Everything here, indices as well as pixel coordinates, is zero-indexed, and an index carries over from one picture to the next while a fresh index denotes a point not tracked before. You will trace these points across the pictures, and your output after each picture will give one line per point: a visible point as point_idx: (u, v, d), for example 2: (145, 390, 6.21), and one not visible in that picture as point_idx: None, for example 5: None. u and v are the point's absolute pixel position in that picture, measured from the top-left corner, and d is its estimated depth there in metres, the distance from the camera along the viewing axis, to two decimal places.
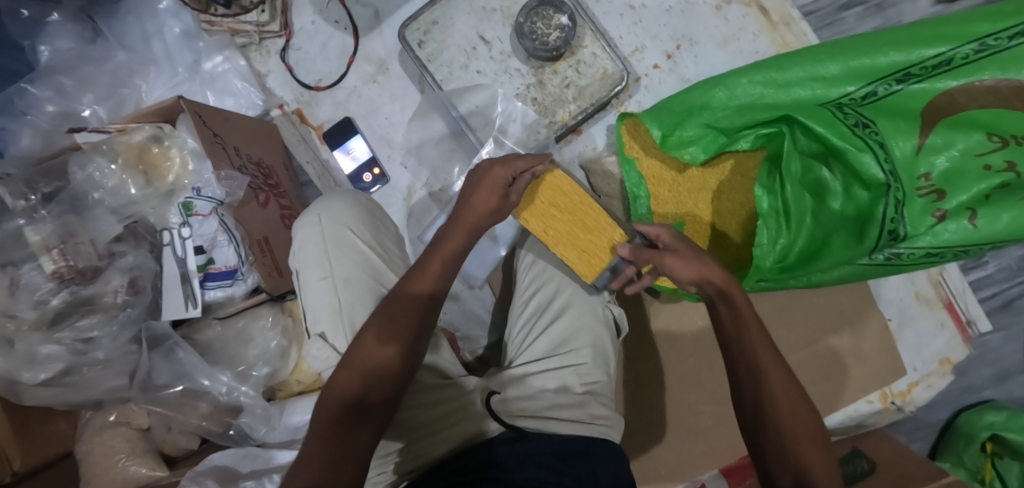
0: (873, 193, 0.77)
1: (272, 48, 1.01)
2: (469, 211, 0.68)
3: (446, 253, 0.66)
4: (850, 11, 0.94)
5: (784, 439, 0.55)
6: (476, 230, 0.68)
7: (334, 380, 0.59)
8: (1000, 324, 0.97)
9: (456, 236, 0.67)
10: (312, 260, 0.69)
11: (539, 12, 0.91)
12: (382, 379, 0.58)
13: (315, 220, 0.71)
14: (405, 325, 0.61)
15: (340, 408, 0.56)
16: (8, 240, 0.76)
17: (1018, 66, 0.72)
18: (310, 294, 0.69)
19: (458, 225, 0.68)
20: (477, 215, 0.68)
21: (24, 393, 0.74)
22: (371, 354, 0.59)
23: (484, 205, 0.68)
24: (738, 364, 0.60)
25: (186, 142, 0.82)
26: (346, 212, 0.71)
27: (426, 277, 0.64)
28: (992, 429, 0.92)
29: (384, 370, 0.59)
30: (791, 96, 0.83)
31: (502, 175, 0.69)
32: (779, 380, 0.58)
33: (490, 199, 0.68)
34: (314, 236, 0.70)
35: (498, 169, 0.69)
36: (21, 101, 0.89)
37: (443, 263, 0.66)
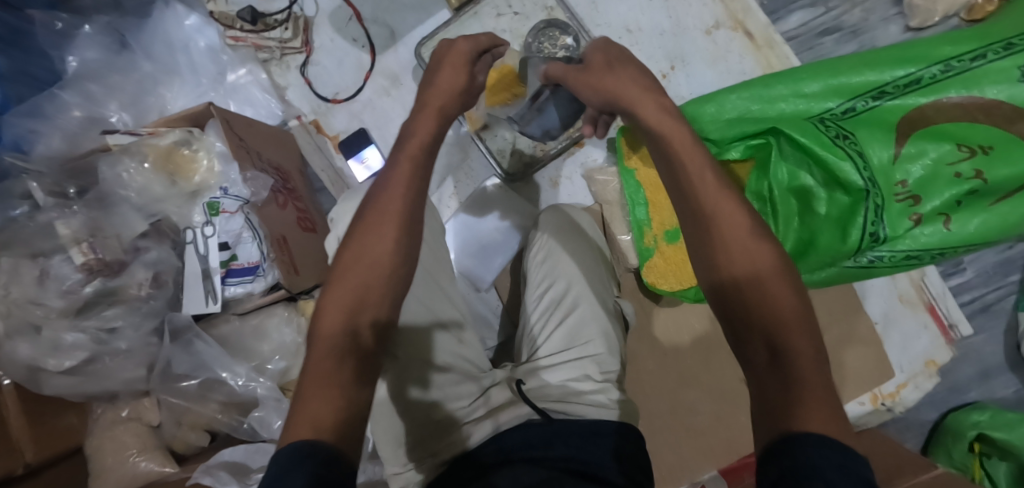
0: (853, 197, 0.82)
1: (293, 63, 1.08)
2: (432, 96, 0.64)
3: (420, 141, 0.60)
4: (828, 37, 1.03)
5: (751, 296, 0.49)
6: (443, 114, 0.64)
7: (318, 319, 0.52)
8: (980, 327, 1.03)
9: (416, 137, 0.60)
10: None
11: (547, 33, 0.97)
12: (371, 300, 0.53)
13: None
14: (381, 237, 0.54)
15: (333, 345, 0.50)
16: (37, 232, 0.80)
17: (982, 84, 0.79)
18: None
19: (425, 110, 0.63)
20: (441, 96, 0.64)
21: (45, 381, 0.78)
22: (359, 278, 0.53)
23: (452, 78, 0.65)
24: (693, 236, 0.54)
25: (214, 145, 0.86)
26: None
27: (400, 180, 0.57)
28: (978, 428, 0.96)
29: (372, 292, 0.53)
30: (776, 111, 0.89)
31: (466, 49, 0.67)
32: (742, 275, 0.50)
33: (456, 71, 0.66)
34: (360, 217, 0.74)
35: (461, 44, 0.67)
36: (51, 105, 0.92)
37: (414, 162, 0.59)
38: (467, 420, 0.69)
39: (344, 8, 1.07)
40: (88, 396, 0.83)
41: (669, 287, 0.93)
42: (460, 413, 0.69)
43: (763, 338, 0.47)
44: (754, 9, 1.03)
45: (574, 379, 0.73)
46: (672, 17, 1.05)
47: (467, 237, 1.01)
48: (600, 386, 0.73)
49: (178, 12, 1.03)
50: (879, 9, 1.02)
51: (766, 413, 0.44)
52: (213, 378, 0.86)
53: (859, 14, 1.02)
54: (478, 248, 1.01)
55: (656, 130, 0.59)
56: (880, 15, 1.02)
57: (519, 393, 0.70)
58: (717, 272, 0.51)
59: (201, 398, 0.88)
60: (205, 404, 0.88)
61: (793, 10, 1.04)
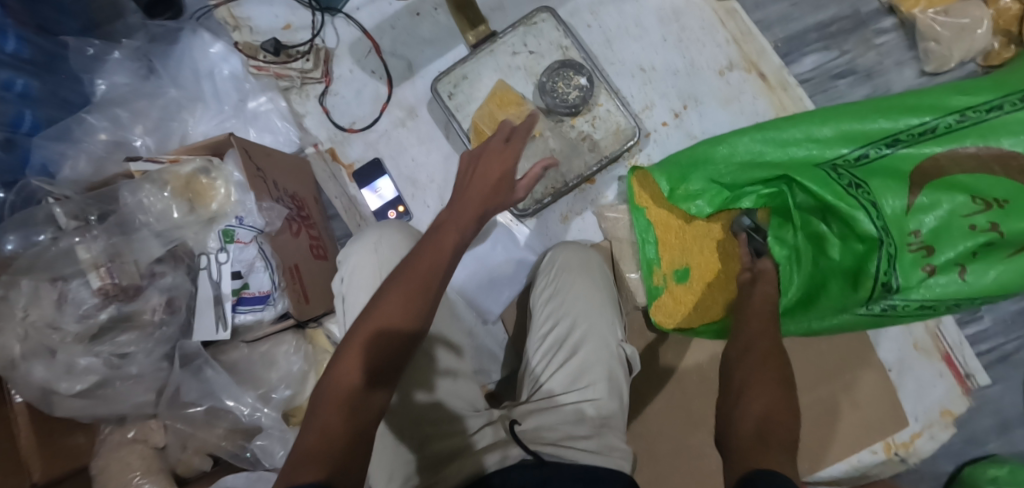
0: (866, 245, 0.79)
1: (312, 92, 1.11)
2: (471, 192, 0.66)
3: (465, 219, 0.64)
4: (842, 80, 1.03)
5: (748, 390, 0.65)
6: (483, 218, 0.65)
7: (342, 356, 0.56)
8: (998, 377, 1.00)
9: (465, 215, 0.64)
10: (366, 286, 0.73)
11: (561, 73, 0.99)
12: (395, 346, 0.57)
13: (372, 246, 0.75)
14: (412, 284, 0.58)
15: (354, 379, 0.54)
16: (58, 257, 0.82)
17: (998, 136, 0.79)
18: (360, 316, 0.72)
19: (465, 200, 0.65)
20: (483, 203, 0.65)
21: (57, 403, 0.80)
22: (386, 313, 0.57)
23: (486, 191, 0.66)
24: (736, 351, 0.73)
25: (231, 175, 0.87)
26: (397, 237, 0.76)
27: (447, 245, 0.62)
28: (996, 484, 0.93)
29: (398, 338, 0.57)
30: (788, 155, 0.89)
31: (510, 160, 0.68)
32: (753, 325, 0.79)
33: (494, 191, 0.66)
34: (369, 261, 0.74)
35: (506, 154, 0.69)
36: (80, 128, 0.96)
37: (459, 236, 0.63)
38: (480, 447, 0.70)
39: (364, 40, 1.10)
40: (97, 418, 0.84)
41: (678, 324, 0.96)
42: (475, 439, 0.70)
43: (760, 407, 0.62)
44: (767, 50, 1.04)
45: (568, 423, 0.73)
46: (686, 57, 1.06)
47: (478, 268, 1.02)
48: (596, 432, 0.72)
49: (204, 40, 1.06)
50: (894, 53, 1.02)
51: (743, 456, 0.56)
52: (219, 406, 0.88)
53: (873, 57, 1.03)
54: (488, 280, 1.03)
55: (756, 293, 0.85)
56: (895, 60, 1.02)
57: (511, 435, 0.70)
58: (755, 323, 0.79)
59: (207, 424, 0.89)
60: (210, 430, 0.89)
61: (807, 52, 1.04)
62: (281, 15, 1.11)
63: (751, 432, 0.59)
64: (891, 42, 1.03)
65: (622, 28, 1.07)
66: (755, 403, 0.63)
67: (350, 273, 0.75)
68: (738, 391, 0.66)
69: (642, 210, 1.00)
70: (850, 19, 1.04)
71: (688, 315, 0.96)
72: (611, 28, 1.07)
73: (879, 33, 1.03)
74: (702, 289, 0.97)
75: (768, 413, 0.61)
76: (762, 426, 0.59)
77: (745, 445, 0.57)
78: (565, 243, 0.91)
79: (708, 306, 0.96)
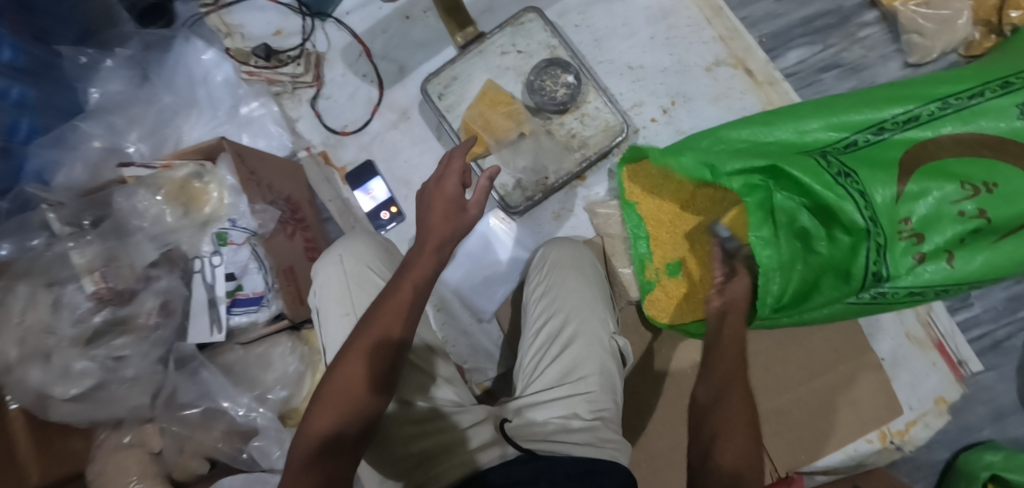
0: (854, 237, 0.81)
1: (304, 97, 1.12)
2: (432, 227, 0.65)
3: (428, 254, 0.64)
4: (828, 73, 1.04)
5: (727, 437, 0.58)
6: (441, 254, 0.65)
7: (329, 377, 0.59)
8: (991, 364, 1.01)
9: (424, 256, 0.64)
10: (334, 298, 0.73)
11: (548, 72, 1.00)
12: (375, 370, 0.59)
13: (338, 259, 0.76)
14: (401, 298, 0.61)
15: (347, 383, 0.58)
16: (53, 261, 0.83)
17: (979, 120, 0.81)
18: (331, 327, 0.72)
19: (427, 232, 0.65)
20: (438, 239, 0.64)
21: (53, 408, 0.80)
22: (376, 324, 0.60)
23: (441, 231, 0.65)
24: (710, 380, 0.63)
25: (225, 178, 0.88)
26: (363, 249, 0.77)
27: (432, 256, 0.64)
28: (992, 469, 0.93)
29: (380, 360, 0.59)
30: (775, 148, 0.91)
31: (453, 189, 0.67)
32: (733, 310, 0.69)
33: (448, 222, 0.65)
34: (335, 275, 0.75)
35: (448, 184, 0.67)
36: (74, 135, 0.97)
37: (416, 285, 0.62)
38: (474, 445, 0.70)
39: (354, 45, 1.11)
40: (94, 422, 0.84)
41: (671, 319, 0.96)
42: (469, 435, 0.71)
43: (733, 459, 0.57)
44: (753, 46, 1.05)
45: (561, 417, 0.73)
46: (675, 55, 1.07)
47: (472, 268, 1.05)
48: (588, 425, 0.72)
49: (197, 47, 1.07)
50: (879, 46, 1.04)
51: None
52: (215, 407, 0.88)
53: (858, 51, 1.04)
54: (482, 280, 1.04)
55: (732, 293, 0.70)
56: (879, 52, 1.03)
57: (502, 432, 0.71)
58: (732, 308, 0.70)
59: (204, 426, 0.88)
60: (207, 431, 0.88)
61: (791, 47, 1.06)
62: (273, 21, 1.12)
63: (727, 481, 0.55)
64: (875, 36, 1.04)
65: (611, 28, 1.09)
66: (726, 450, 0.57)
67: (321, 290, 0.75)
68: (715, 439, 0.59)
69: (633, 206, 1.01)
70: (835, 14, 1.05)
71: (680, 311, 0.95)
72: (600, 28, 1.09)
73: (862, 26, 1.04)
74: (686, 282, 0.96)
75: (742, 464, 0.56)
76: (737, 484, 0.54)
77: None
78: (560, 239, 0.91)
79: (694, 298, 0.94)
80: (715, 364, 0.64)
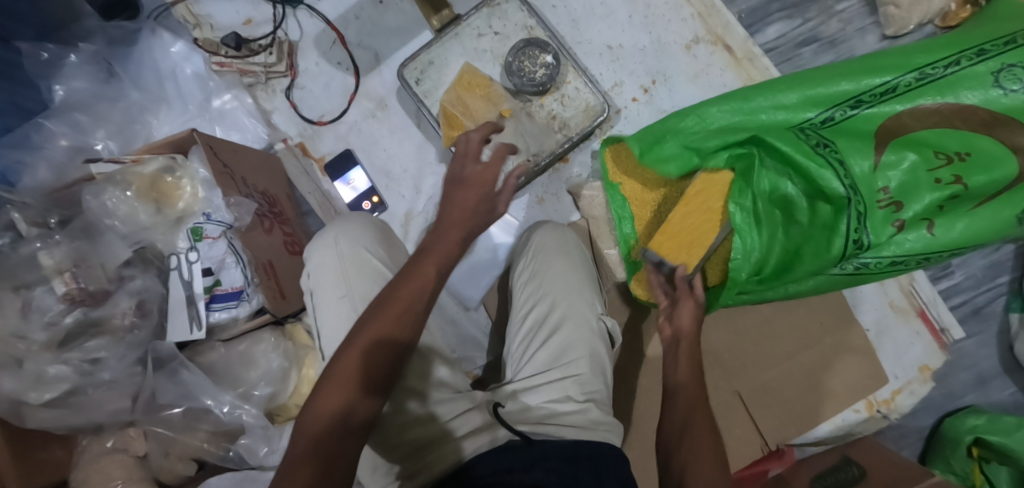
0: (835, 206, 0.81)
1: (278, 87, 1.09)
2: (448, 221, 0.66)
3: (440, 254, 0.64)
4: (806, 47, 1.04)
5: (700, 467, 0.61)
6: (467, 243, 0.66)
7: (333, 367, 0.58)
8: (972, 331, 1.02)
9: (444, 247, 0.64)
10: (330, 279, 0.72)
11: (527, 52, 0.98)
12: (379, 371, 0.58)
13: (332, 241, 0.74)
14: (412, 293, 0.60)
15: (351, 378, 0.57)
16: (20, 265, 0.79)
17: (956, 91, 0.81)
18: (329, 310, 0.71)
19: (447, 224, 0.65)
20: (462, 230, 0.65)
21: (28, 415, 0.75)
22: (386, 320, 0.59)
23: (463, 224, 0.66)
24: (676, 413, 0.67)
25: (197, 172, 0.86)
26: (358, 232, 0.75)
27: (449, 248, 0.64)
28: (975, 433, 0.95)
29: (383, 360, 0.58)
30: (759, 121, 0.90)
31: (487, 182, 0.68)
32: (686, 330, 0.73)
33: (473, 215, 0.66)
34: (332, 256, 0.73)
35: (481, 176, 0.68)
36: (38, 135, 0.93)
37: (438, 269, 0.63)
38: (460, 433, 0.69)
39: (328, 32, 1.08)
40: (72, 429, 0.81)
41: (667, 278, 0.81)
42: (455, 426, 0.69)
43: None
44: (731, 22, 1.05)
45: (554, 400, 0.73)
46: (653, 33, 1.06)
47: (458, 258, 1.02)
48: (581, 407, 0.72)
49: (164, 40, 1.04)
50: (855, 19, 1.04)
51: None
52: (200, 407, 0.86)
53: (836, 24, 1.04)
54: (468, 268, 1.02)
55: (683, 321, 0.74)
56: (856, 25, 1.04)
57: (495, 417, 0.70)
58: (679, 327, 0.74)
59: (188, 428, 0.87)
60: (191, 433, 0.87)
61: (771, 22, 1.05)
62: (241, 10, 1.09)
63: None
64: (851, 9, 1.04)
65: (588, 8, 1.07)
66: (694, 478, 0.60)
67: (316, 273, 0.73)
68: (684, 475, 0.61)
69: (616, 187, 1.00)
70: None
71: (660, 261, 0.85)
72: (577, 8, 1.07)
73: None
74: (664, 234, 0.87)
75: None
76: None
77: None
78: (544, 224, 0.90)
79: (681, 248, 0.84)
80: (681, 390, 0.68)
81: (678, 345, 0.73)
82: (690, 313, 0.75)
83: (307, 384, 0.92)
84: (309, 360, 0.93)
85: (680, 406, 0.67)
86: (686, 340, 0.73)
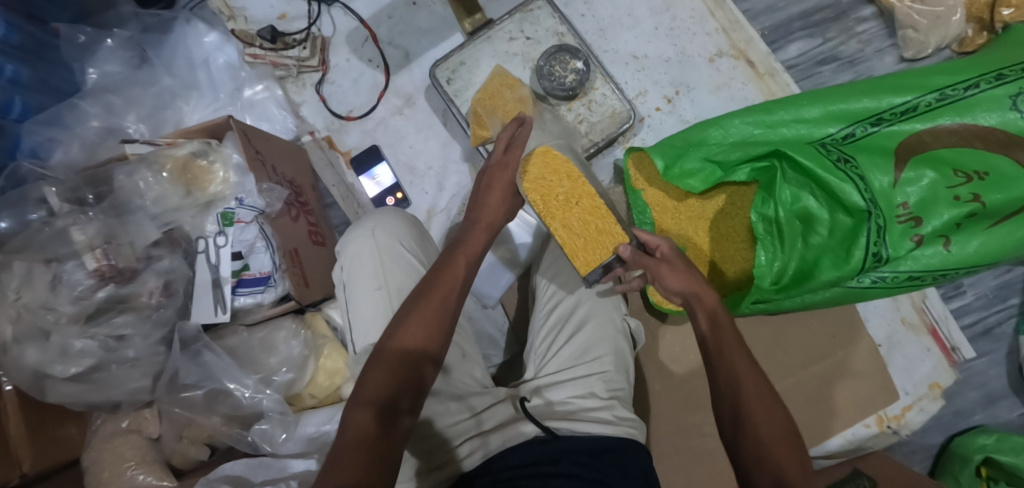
0: (855, 218, 0.84)
1: (309, 81, 1.10)
2: (483, 212, 0.70)
3: (468, 254, 0.67)
4: (826, 66, 1.07)
5: (766, 453, 0.55)
6: (492, 228, 0.70)
7: (371, 371, 0.58)
8: (982, 350, 1.04)
9: (476, 234, 0.69)
10: (367, 271, 0.74)
11: (558, 57, 1.00)
12: (412, 374, 0.58)
13: (369, 234, 0.76)
14: (444, 293, 0.62)
15: (385, 383, 0.56)
16: (51, 239, 0.80)
17: (974, 112, 0.83)
18: (364, 301, 0.73)
19: (482, 207, 0.70)
20: (492, 214, 0.70)
21: (50, 389, 0.77)
22: (419, 320, 0.60)
23: (495, 210, 0.71)
24: (720, 389, 0.61)
25: (231, 157, 0.86)
26: (394, 224, 0.78)
27: (482, 231, 0.69)
28: (984, 452, 0.95)
29: (412, 371, 0.58)
30: (779, 135, 0.92)
31: (509, 176, 0.71)
32: (690, 288, 0.67)
33: (502, 204, 0.71)
34: (368, 247, 0.75)
35: (503, 171, 0.71)
36: (71, 114, 0.95)
37: (468, 260, 0.66)
38: (471, 434, 0.69)
39: (360, 30, 1.10)
40: (90, 405, 0.81)
41: (612, 250, 0.68)
42: (483, 419, 0.71)
43: (769, 474, 0.53)
44: (755, 38, 1.08)
45: (579, 396, 0.73)
46: (677, 46, 1.09)
47: None
48: (605, 404, 0.73)
49: (198, 30, 1.04)
50: (874, 41, 1.07)
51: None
52: (220, 389, 0.85)
53: (856, 44, 1.07)
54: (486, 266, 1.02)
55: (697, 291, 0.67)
56: (876, 46, 1.06)
57: (523, 412, 0.71)
58: (685, 286, 0.67)
59: (206, 410, 0.86)
60: (208, 416, 0.86)
61: (793, 40, 1.08)
62: (276, 5, 1.11)
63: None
64: (871, 30, 1.07)
65: (615, 18, 1.10)
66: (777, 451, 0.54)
67: (348, 262, 0.76)
68: (749, 462, 0.55)
69: (639, 193, 1.01)
70: (833, 9, 1.08)
71: (587, 237, 0.69)
72: (604, 18, 1.10)
73: (860, 21, 1.07)
74: (563, 212, 0.70)
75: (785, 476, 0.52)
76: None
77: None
78: None
79: (590, 205, 0.70)
80: (725, 366, 0.61)
81: (697, 314, 0.66)
82: (678, 275, 0.67)
83: (323, 374, 0.92)
84: (327, 350, 0.93)
85: (720, 373, 0.61)
86: (708, 310, 0.66)
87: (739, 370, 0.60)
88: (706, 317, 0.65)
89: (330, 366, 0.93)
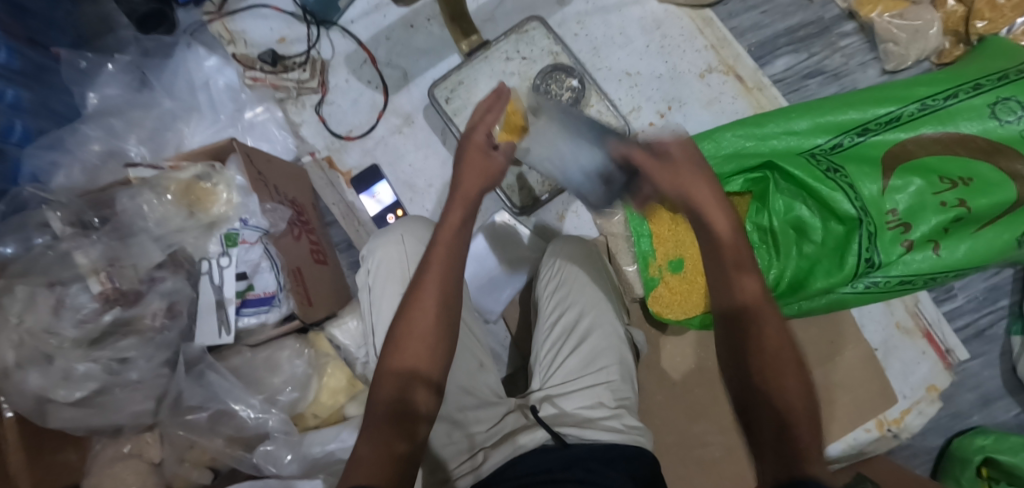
0: (846, 226, 0.86)
1: (308, 102, 1.12)
2: (462, 184, 0.65)
3: (449, 237, 0.63)
4: (812, 80, 1.11)
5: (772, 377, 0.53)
6: (471, 200, 0.65)
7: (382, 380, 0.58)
8: (975, 352, 1.06)
9: (455, 209, 0.64)
10: (396, 277, 0.75)
11: (554, 76, 1.04)
12: (419, 381, 0.58)
13: (399, 238, 0.78)
14: (436, 286, 0.61)
15: (392, 392, 0.57)
16: (55, 262, 0.80)
17: (956, 121, 0.86)
18: (385, 303, 0.75)
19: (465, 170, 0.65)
20: (467, 184, 0.65)
21: (52, 414, 0.77)
22: (416, 319, 0.59)
23: (473, 173, 0.65)
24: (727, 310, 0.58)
25: (234, 179, 0.86)
26: (423, 231, 0.79)
27: (463, 204, 0.64)
28: (984, 452, 0.97)
29: (417, 374, 0.58)
30: (770, 146, 0.94)
31: (481, 137, 0.67)
32: (695, 190, 0.62)
33: (476, 166, 0.66)
34: (396, 253, 0.77)
35: (476, 133, 0.67)
36: (72, 138, 0.95)
37: (451, 245, 0.63)
38: (484, 445, 0.72)
39: (359, 52, 1.12)
40: (92, 430, 0.81)
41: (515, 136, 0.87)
42: (477, 435, 0.72)
43: (774, 425, 0.51)
44: (742, 54, 1.11)
45: (586, 407, 0.74)
46: (668, 62, 1.12)
47: (477, 270, 1.03)
48: (614, 413, 0.74)
49: (198, 54, 1.05)
50: (857, 55, 1.11)
51: (775, 475, 0.48)
52: (224, 410, 0.85)
53: (839, 58, 1.11)
54: (487, 280, 1.03)
55: (686, 186, 0.62)
56: (858, 60, 1.11)
57: (535, 418, 0.72)
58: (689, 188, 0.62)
59: (209, 431, 0.85)
60: (212, 437, 0.86)
61: (779, 55, 1.12)
62: (276, 28, 1.13)
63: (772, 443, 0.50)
64: (853, 45, 1.11)
65: (608, 37, 1.13)
66: (780, 373, 0.53)
67: (377, 267, 0.77)
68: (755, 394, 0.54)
69: None
70: (816, 25, 1.12)
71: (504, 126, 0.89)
72: (597, 37, 1.13)
73: (842, 36, 1.11)
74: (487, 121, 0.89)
75: (785, 402, 0.52)
76: (774, 472, 0.48)
77: (770, 456, 0.50)
78: (558, 239, 0.92)
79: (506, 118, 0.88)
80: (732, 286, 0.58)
81: (701, 218, 0.61)
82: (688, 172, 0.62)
83: (327, 393, 0.92)
84: (330, 368, 0.93)
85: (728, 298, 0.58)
86: (704, 212, 0.61)
87: (746, 286, 0.57)
88: (708, 224, 0.61)
89: (333, 385, 0.93)
